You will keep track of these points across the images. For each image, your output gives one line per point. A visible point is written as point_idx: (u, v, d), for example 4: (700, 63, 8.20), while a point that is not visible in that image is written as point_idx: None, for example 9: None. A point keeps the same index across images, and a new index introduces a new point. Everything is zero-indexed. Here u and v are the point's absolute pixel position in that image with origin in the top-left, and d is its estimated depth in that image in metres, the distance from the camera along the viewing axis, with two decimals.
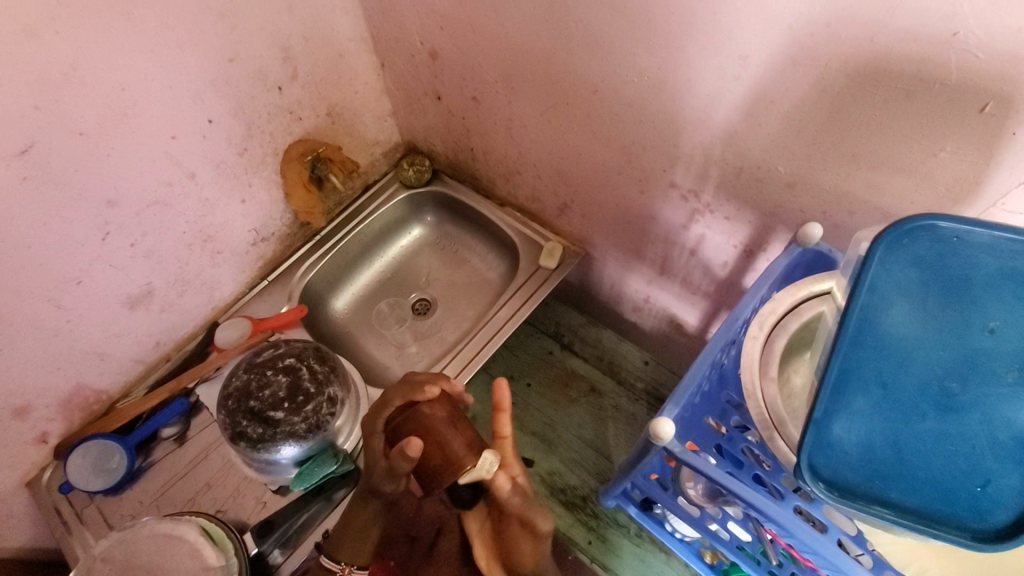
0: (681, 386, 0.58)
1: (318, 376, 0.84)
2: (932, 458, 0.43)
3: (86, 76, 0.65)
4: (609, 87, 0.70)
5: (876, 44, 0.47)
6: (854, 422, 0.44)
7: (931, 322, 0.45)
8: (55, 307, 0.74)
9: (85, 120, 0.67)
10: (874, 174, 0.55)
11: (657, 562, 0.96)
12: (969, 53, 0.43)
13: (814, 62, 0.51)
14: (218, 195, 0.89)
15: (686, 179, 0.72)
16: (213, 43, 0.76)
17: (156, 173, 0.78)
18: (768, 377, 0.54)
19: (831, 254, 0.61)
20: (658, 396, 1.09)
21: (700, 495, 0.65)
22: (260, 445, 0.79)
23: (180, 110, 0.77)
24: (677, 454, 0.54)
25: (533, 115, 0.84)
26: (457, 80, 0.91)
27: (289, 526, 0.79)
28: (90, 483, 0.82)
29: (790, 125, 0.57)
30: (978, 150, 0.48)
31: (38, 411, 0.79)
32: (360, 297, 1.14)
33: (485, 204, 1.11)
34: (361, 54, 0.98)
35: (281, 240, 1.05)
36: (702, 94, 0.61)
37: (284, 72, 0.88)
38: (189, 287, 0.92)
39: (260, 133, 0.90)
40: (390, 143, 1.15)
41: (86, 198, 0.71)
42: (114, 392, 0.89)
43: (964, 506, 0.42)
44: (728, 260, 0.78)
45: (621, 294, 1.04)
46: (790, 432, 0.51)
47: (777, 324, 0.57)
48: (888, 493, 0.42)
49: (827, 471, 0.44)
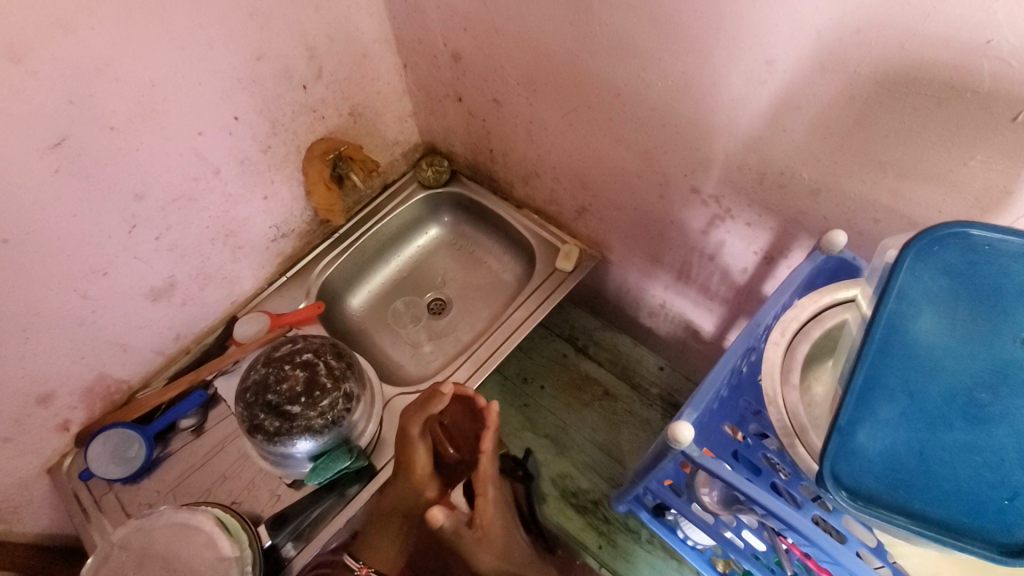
0: (700, 391, 0.58)
1: (335, 371, 0.85)
2: (960, 469, 0.42)
3: (119, 72, 0.67)
4: (632, 90, 0.70)
5: (907, 52, 0.46)
6: (879, 430, 0.44)
7: (961, 331, 0.45)
8: (82, 297, 0.76)
9: (117, 114, 0.69)
10: (901, 182, 0.55)
11: (668, 569, 0.95)
12: (1003, 61, 0.42)
13: (843, 68, 0.51)
14: (242, 190, 0.90)
15: (708, 184, 0.72)
16: (242, 41, 0.78)
17: (183, 168, 0.79)
18: (790, 384, 0.54)
19: (855, 261, 0.60)
20: (670, 402, 1.09)
21: (717, 501, 0.64)
22: (277, 438, 0.80)
23: (208, 107, 0.78)
24: (695, 458, 0.53)
25: (553, 118, 0.85)
26: (478, 82, 0.92)
27: (303, 520, 0.81)
28: (110, 471, 0.83)
29: (816, 131, 0.56)
30: (1009, 159, 0.47)
31: (62, 398, 0.81)
32: (376, 296, 1.15)
33: (502, 206, 1.12)
34: (385, 55, 0.99)
35: (301, 236, 1.06)
36: (727, 99, 0.61)
37: (308, 72, 0.89)
38: (210, 280, 0.93)
39: (284, 130, 0.91)
40: (410, 144, 1.16)
41: (115, 190, 0.73)
42: (135, 382, 0.90)
43: (991, 519, 0.40)
44: (748, 267, 0.78)
45: (637, 299, 1.04)
46: (812, 440, 0.50)
47: (799, 331, 0.57)
48: (912, 504, 0.41)
49: (850, 480, 0.43)
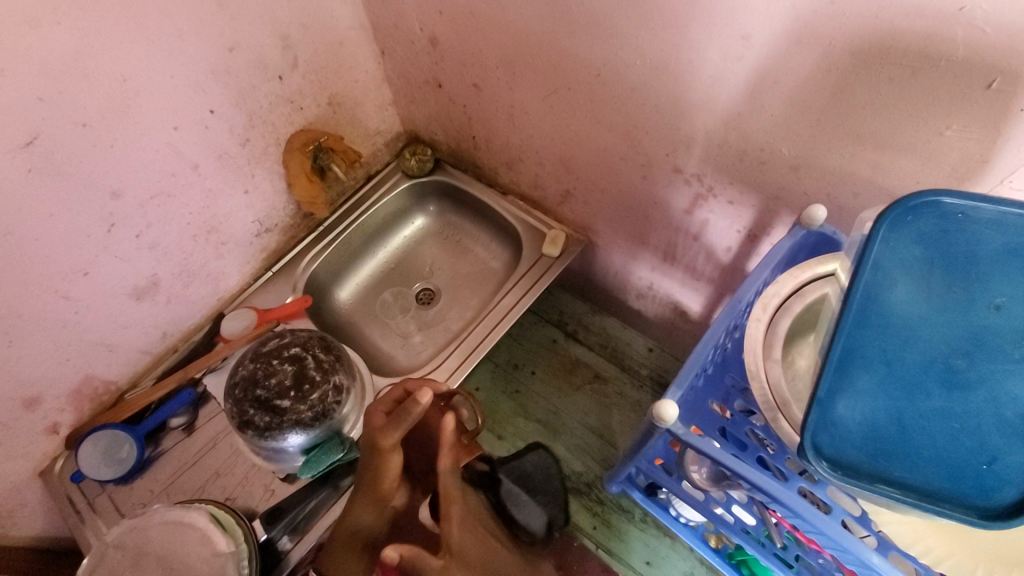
0: (686, 369, 0.58)
1: (324, 364, 0.85)
2: (937, 435, 0.42)
3: (89, 68, 0.65)
4: (610, 72, 0.69)
5: (880, 21, 0.46)
6: (858, 400, 0.44)
7: (936, 299, 0.45)
8: (63, 298, 0.75)
9: (88, 111, 0.67)
10: (878, 155, 0.55)
11: (662, 546, 0.96)
12: (976, 28, 0.42)
13: (818, 42, 0.50)
14: (222, 185, 0.89)
15: (689, 164, 0.71)
16: (212, 32, 0.76)
17: (159, 164, 0.78)
18: (772, 359, 0.54)
19: (835, 235, 0.61)
20: (661, 382, 1.10)
21: (705, 478, 0.64)
22: (267, 433, 0.80)
23: (181, 100, 0.77)
24: (681, 436, 0.54)
25: (533, 102, 0.84)
26: (458, 67, 0.90)
27: (297, 513, 0.81)
28: (101, 472, 0.83)
29: (794, 106, 0.56)
30: (984, 126, 0.47)
31: (48, 401, 0.80)
32: (364, 287, 1.14)
33: (488, 193, 1.11)
34: (361, 42, 0.98)
35: (285, 230, 1.05)
36: (705, 77, 0.61)
37: (284, 62, 0.87)
38: (194, 277, 0.92)
39: (262, 122, 0.90)
40: (391, 133, 1.15)
41: (91, 189, 0.72)
42: (123, 383, 0.90)
43: (970, 484, 0.41)
44: (732, 245, 0.78)
45: (624, 282, 1.04)
46: (794, 413, 0.51)
47: (780, 306, 0.57)
48: (892, 472, 0.42)
49: (831, 450, 0.43)
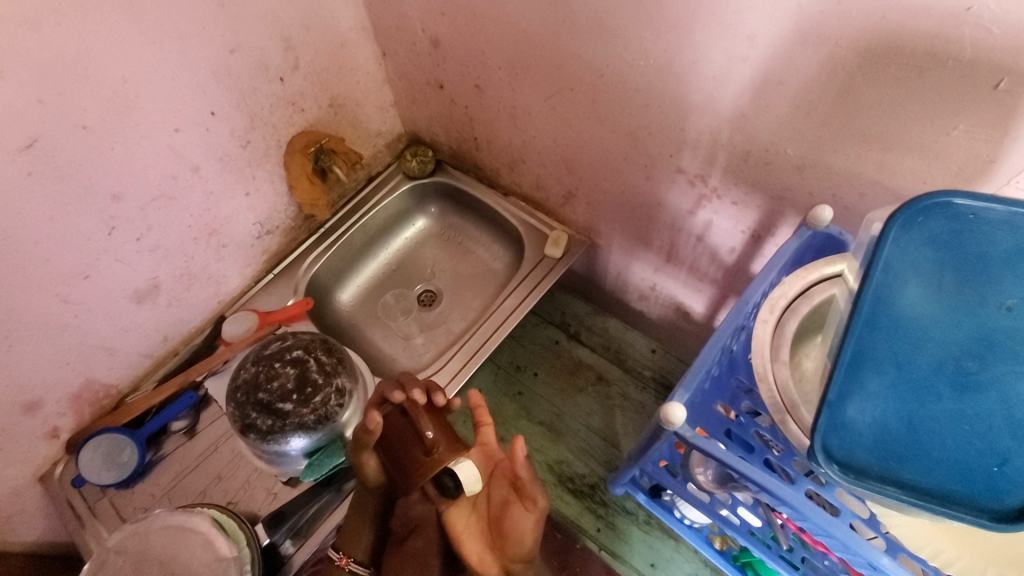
0: (692, 371, 0.58)
1: (326, 367, 0.84)
2: (948, 437, 0.42)
3: (89, 70, 0.65)
4: (613, 73, 0.69)
5: (887, 22, 0.46)
6: (868, 402, 0.44)
7: (947, 300, 0.45)
8: (63, 301, 0.74)
9: (88, 113, 0.67)
10: (885, 155, 0.54)
11: (666, 548, 0.96)
12: (984, 28, 0.42)
13: (824, 41, 0.50)
14: (223, 187, 0.88)
15: (693, 164, 0.71)
16: (213, 34, 0.76)
17: (160, 166, 0.78)
18: (779, 361, 0.54)
19: (842, 236, 0.60)
20: (664, 383, 1.09)
21: (711, 480, 0.64)
22: (270, 436, 0.80)
23: (181, 102, 0.76)
24: (688, 438, 0.54)
25: (536, 103, 0.84)
26: (460, 68, 0.90)
27: (300, 517, 0.81)
28: (102, 477, 0.82)
29: (799, 106, 0.56)
30: (991, 127, 0.47)
31: (48, 405, 0.80)
32: (365, 289, 1.14)
33: (490, 194, 1.11)
34: (362, 43, 0.97)
35: (286, 232, 1.04)
36: (709, 77, 0.61)
37: (285, 63, 0.87)
38: (195, 280, 0.92)
39: (263, 124, 0.89)
40: (392, 134, 1.14)
41: (91, 191, 0.71)
42: (124, 387, 0.89)
43: (982, 486, 0.41)
44: (736, 246, 0.78)
45: (627, 283, 1.04)
46: (803, 416, 0.50)
47: (787, 308, 0.57)
48: (903, 475, 0.42)
49: (841, 453, 0.43)
